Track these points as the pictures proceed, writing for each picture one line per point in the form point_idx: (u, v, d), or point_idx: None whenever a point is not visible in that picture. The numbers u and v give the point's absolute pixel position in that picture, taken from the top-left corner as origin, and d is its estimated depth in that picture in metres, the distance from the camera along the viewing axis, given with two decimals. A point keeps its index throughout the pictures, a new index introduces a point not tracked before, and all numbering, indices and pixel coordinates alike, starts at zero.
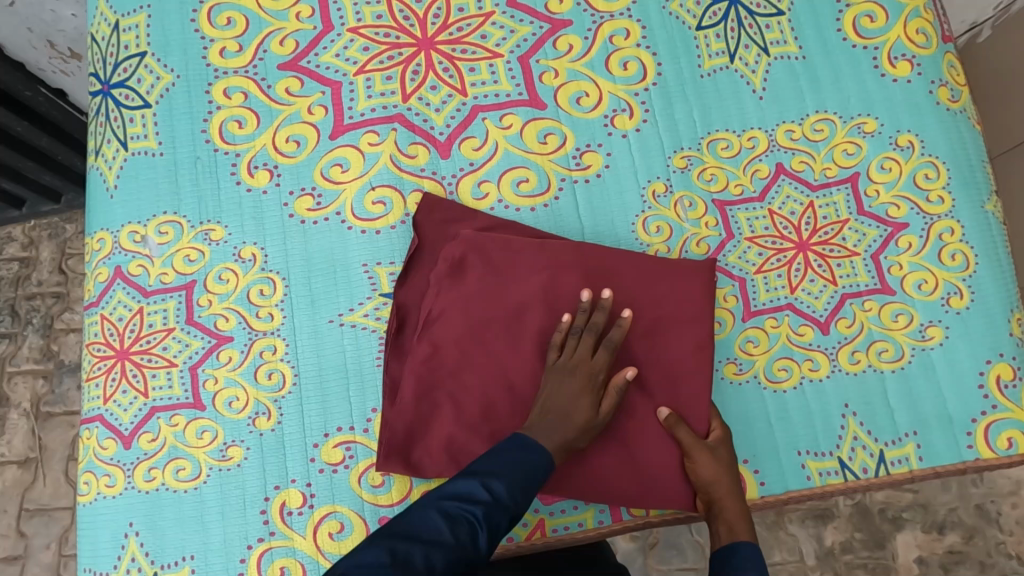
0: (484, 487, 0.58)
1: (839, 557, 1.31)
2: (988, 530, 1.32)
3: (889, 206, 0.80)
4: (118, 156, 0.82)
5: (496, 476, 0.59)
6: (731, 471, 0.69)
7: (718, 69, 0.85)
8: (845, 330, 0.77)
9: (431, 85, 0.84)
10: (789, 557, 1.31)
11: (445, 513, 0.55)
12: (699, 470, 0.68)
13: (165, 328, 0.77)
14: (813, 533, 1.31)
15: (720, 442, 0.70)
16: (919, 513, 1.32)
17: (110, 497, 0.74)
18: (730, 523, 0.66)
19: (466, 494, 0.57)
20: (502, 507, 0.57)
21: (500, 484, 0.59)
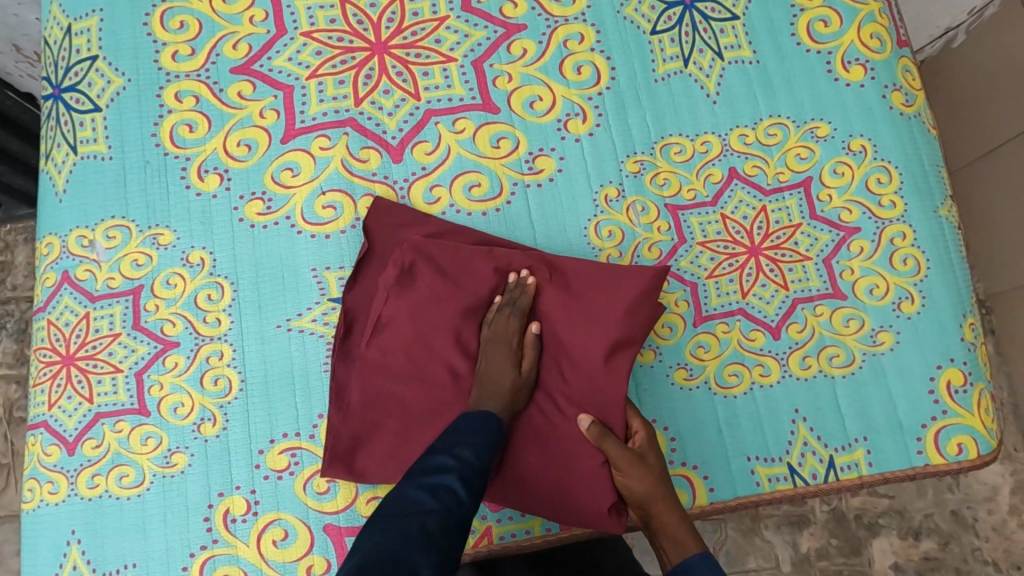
0: (456, 457, 0.61)
1: (814, 564, 1.30)
2: (962, 537, 1.31)
3: (841, 210, 0.79)
4: (68, 160, 0.81)
5: (461, 445, 0.63)
6: (664, 480, 0.68)
7: (672, 73, 0.84)
8: (796, 335, 0.77)
9: (384, 89, 0.84)
10: (765, 564, 1.30)
11: (424, 486, 0.58)
12: (633, 482, 0.67)
13: (111, 333, 0.76)
14: (788, 540, 1.30)
15: (647, 449, 0.69)
16: (895, 519, 1.32)
17: (53, 505, 0.73)
18: (678, 536, 0.65)
19: (438, 468, 0.60)
20: (477, 469, 0.61)
21: (467, 451, 0.62)
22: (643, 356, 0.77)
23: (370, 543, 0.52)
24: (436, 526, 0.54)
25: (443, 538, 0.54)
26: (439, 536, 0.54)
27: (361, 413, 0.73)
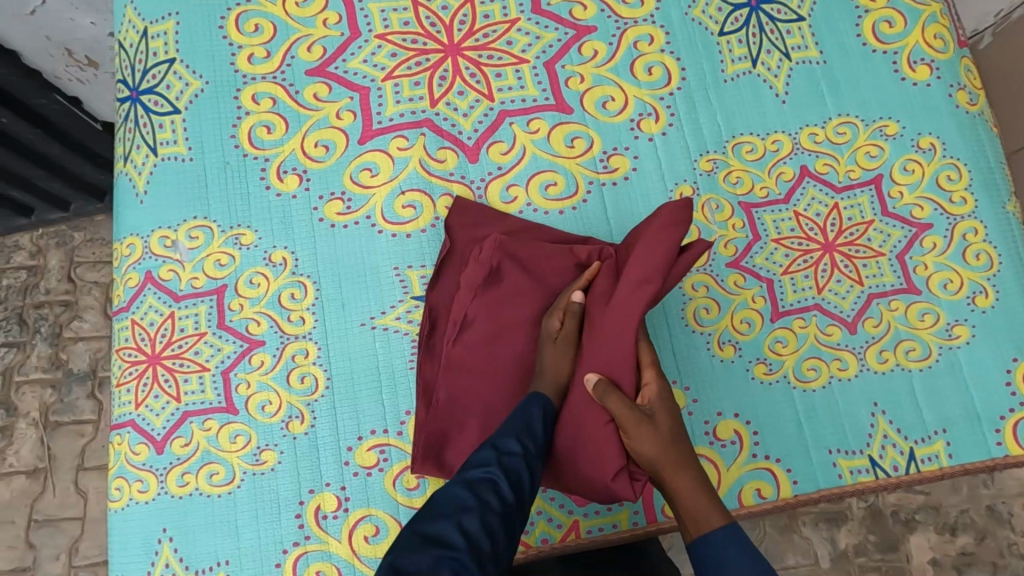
0: (497, 451, 0.62)
1: (853, 560, 1.32)
2: (998, 532, 1.32)
3: (912, 207, 0.81)
4: (148, 162, 0.82)
5: (504, 437, 0.64)
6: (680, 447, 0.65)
7: (741, 73, 0.86)
8: (872, 330, 0.78)
9: (459, 90, 0.85)
10: (804, 560, 1.31)
11: (467, 483, 0.60)
12: (646, 446, 0.65)
13: (196, 332, 0.77)
14: (827, 536, 1.31)
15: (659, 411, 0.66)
16: (931, 515, 1.33)
17: (143, 503, 0.73)
18: (694, 506, 0.63)
19: (480, 462, 0.62)
20: (518, 463, 0.62)
21: (510, 443, 0.63)
22: (723, 351, 0.78)
23: (410, 541, 0.55)
24: (475, 527, 0.56)
25: (482, 539, 0.56)
26: (478, 538, 0.56)
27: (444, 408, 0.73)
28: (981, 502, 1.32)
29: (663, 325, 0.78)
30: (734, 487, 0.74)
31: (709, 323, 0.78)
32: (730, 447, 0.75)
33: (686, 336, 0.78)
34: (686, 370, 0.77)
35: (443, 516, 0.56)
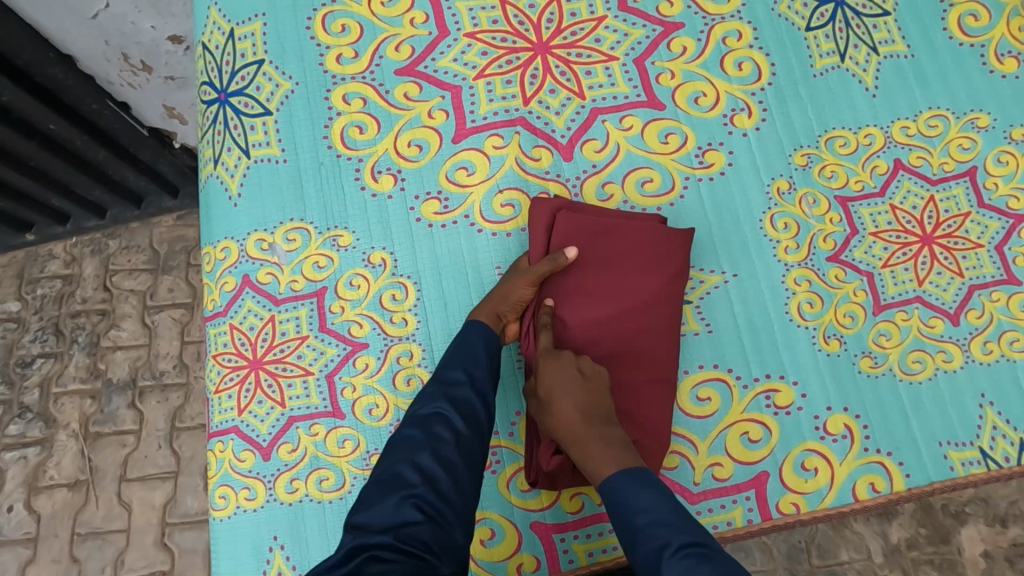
0: (443, 387, 0.65)
1: (906, 554, 1.30)
2: None
3: (1008, 198, 0.81)
4: (240, 164, 0.81)
5: (450, 370, 0.67)
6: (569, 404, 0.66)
7: (830, 68, 0.86)
8: (975, 321, 0.78)
9: (550, 88, 0.84)
10: (856, 556, 1.30)
11: (415, 421, 0.62)
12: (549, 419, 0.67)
13: (298, 336, 0.76)
14: (879, 531, 1.30)
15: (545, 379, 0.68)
16: (981, 507, 1.31)
17: (251, 511, 0.72)
18: (591, 462, 0.63)
19: (430, 401, 0.64)
20: (465, 392, 0.65)
21: (456, 375, 0.67)
22: (829, 345, 0.77)
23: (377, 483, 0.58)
24: (431, 461, 0.58)
25: (442, 470, 0.58)
26: (435, 472, 0.58)
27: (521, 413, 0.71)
28: None
29: (767, 320, 0.78)
30: (846, 482, 0.74)
31: (813, 317, 0.78)
32: (841, 442, 0.75)
33: (789, 331, 0.78)
34: (791, 365, 0.77)
35: (399, 458, 0.59)
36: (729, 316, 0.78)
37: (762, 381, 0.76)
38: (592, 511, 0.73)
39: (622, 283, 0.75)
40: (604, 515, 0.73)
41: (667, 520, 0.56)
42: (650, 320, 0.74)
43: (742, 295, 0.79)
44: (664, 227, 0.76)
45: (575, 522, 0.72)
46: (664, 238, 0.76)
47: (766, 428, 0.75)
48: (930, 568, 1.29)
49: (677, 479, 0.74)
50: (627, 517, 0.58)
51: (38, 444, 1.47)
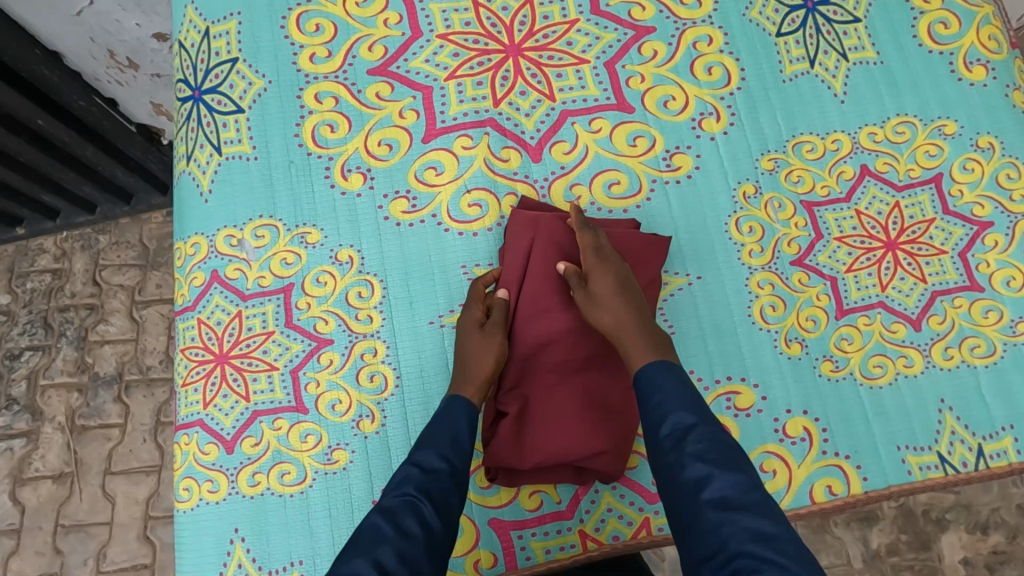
0: (419, 472, 0.61)
1: (885, 560, 1.29)
2: None
3: (973, 205, 0.82)
4: (212, 161, 0.82)
5: (424, 453, 0.63)
6: (618, 294, 0.70)
7: (800, 74, 0.87)
8: (937, 327, 0.79)
9: (520, 90, 0.85)
10: (836, 560, 1.29)
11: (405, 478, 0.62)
12: (596, 307, 0.70)
13: (265, 331, 0.77)
14: (859, 536, 1.29)
15: (601, 269, 0.71)
16: (962, 514, 1.31)
17: (214, 503, 0.73)
18: (632, 351, 0.67)
19: (400, 488, 0.60)
20: (440, 479, 0.62)
21: (433, 460, 0.63)
22: (790, 349, 0.78)
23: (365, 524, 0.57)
24: (392, 561, 0.53)
25: (401, 569, 0.53)
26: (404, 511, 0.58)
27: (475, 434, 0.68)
28: (1012, 500, 1.29)
29: (731, 322, 0.79)
30: (804, 485, 0.74)
31: (775, 321, 0.79)
32: (800, 445, 0.75)
33: (753, 334, 0.78)
34: (753, 367, 0.77)
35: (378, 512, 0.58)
36: (693, 318, 0.79)
37: (724, 383, 0.77)
38: (551, 508, 0.74)
39: None
40: (563, 513, 0.74)
41: (696, 405, 0.61)
42: None
43: (707, 297, 0.80)
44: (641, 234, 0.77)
45: (535, 519, 0.73)
46: (641, 243, 0.77)
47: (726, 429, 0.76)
48: (909, 573, 1.28)
49: (636, 478, 0.75)
50: (657, 402, 0.62)
51: (24, 436, 1.48)
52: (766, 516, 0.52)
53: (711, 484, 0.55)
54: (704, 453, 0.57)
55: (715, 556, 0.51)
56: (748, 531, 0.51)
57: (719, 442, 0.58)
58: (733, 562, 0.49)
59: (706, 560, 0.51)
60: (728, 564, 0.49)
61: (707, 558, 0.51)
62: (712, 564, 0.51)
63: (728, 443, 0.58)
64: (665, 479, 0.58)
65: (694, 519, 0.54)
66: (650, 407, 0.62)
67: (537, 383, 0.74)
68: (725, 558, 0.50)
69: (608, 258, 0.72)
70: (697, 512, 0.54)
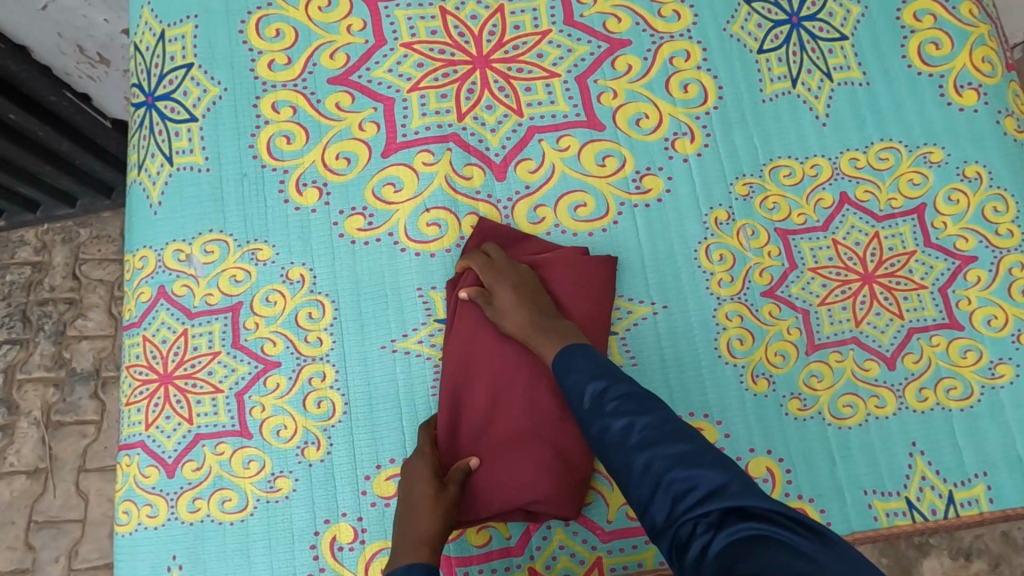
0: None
1: None
2: (1014, 559, 1.22)
3: (956, 238, 0.78)
4: (162, 171, 0.79)
5: None
6: (516, 303, 0.70)
7: (780, 94, 0.83)
8: (912, 366, 0.75)
9: (487, 104, 0.81)
10: None
11: None
12: (502, 319, 0.71)
13: (210, 352, 0.74)
14: None
15: (495, 284, 0.71)
16: (946, 539, 1.23)
17: (152, 529, 0.71)
18: (539, 346, 0.67)
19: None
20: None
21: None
22: (757, 385, 0.75)
23: None
24: None
25: None
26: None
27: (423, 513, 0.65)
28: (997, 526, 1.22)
29: (695, 354, 0.75)
30: None
31: (742, 355, 0.75)
32: (763, 486, 0.72)
33: (718, 368, 0.75)
34: (716, 403, 0.74)
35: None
36: (656, 349, 0.76)
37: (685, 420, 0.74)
38: (500, 544, 0.71)
39: None
40: (512, 549, 0.71)
41: (600, 365, 0.61)
42: None
43: (671, 328, 0.76)
44: (584, 256, 0.75)
45: (482, 555, 0.71)
46: (582, 266, 0.74)
47: None
48: None
49: (589, 516, 0.72)
50: (571, 379, 0.61)
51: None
52: (685, 438, 0.54)
53: (635, 430, 0.55)
54: (621, 405, 0.57)
55: (656, 491, 0.52)
56: (677, 456, 0.52)
57: (629, 392, 0.58)
58: (673, 489, 0.51)
59: (650, 497, 0.52)
60: (671, 492, 0.51)
61: (650, 497, 0.52)
62: (656, 499, 0.52)
63: (638, 390, 0.59)
64: (595, 444, 0.57)
65: (628, 467, 0.54)
66: (567, 385, 0.61)
67: (470, 425, 0.71)
68: (666, 489, 0.51)
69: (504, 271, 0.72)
70: (629, 458, 0.54)
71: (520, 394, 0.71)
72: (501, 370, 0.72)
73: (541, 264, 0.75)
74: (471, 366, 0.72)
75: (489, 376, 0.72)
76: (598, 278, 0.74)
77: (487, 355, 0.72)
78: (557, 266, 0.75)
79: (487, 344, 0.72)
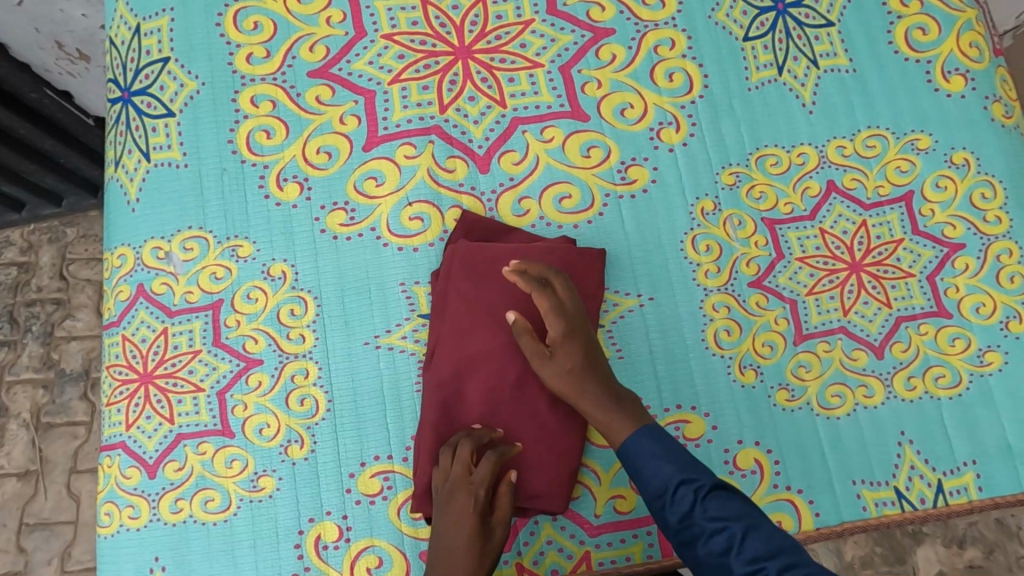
0: None
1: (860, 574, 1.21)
2: (1007, 546, 1.21)
3: (945, 226, 0.77)
4: (140, 167, 0.78)
5: None
6: (577, 371, 0.67)
7: (767, 82, 0.82)
8: (900, 355, 0.75)
9: (469, 96, 0.80)
10: None
11: None
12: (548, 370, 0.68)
13: (191, 350, 0.73)
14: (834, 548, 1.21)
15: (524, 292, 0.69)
16: (939, 528, 1.23)
17: (134, 530, 0.70)
18: (607, 424, 0.66)
19: None
20: None
21: None
22: (745, 375, 0.74)
23: None
24: None
25: None
26: None
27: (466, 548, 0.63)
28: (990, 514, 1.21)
29: (683, 347, 0.75)
30: None
31: (730, 346, 0.75)
32: (751, 478, 0.72)
33: (706, 360, 0.74)
34: (704, 395, 0.74)
35: None
36: (643, 342, 0.75)
37: (673, 412, 0.73)
38: None
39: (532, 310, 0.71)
40: None
41: (685, 460, 0.62)
42: None
43: (658, 320, 0.76)
44: (573, 248, 0.73)
45: None
46: (572, 258, 0.72)
47: None
48: None
49: (578, 510, 0.71)
50: (651, 473, 0.63)
51: None
52: (785, 547, 0.57)
53: (735, 545, 0.58)
54: (717, 516, 0.59)
55: None
56: (780, 564, 0.56)
57: (726, 499, 0.60)
58: None
59: None
60: None
61: None
62: None
63: (731, 498, 0.61)
64: (685, 545, 0.61)
65: (727, 572, 0.58)
66: (646, 481, 0.63)
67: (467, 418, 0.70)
68: None
69: (571, 328, 0.68)
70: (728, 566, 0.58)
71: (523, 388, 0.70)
72: (499, 363, 0.70)
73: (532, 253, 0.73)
74: (469, 359, 0.70)
75: (487, 369, 0.70)
76: (590, 274, 0.73)
77: (484, 346, 0.70)
78: (551, 258, 0.72)
79: (484, 336, 0.71)
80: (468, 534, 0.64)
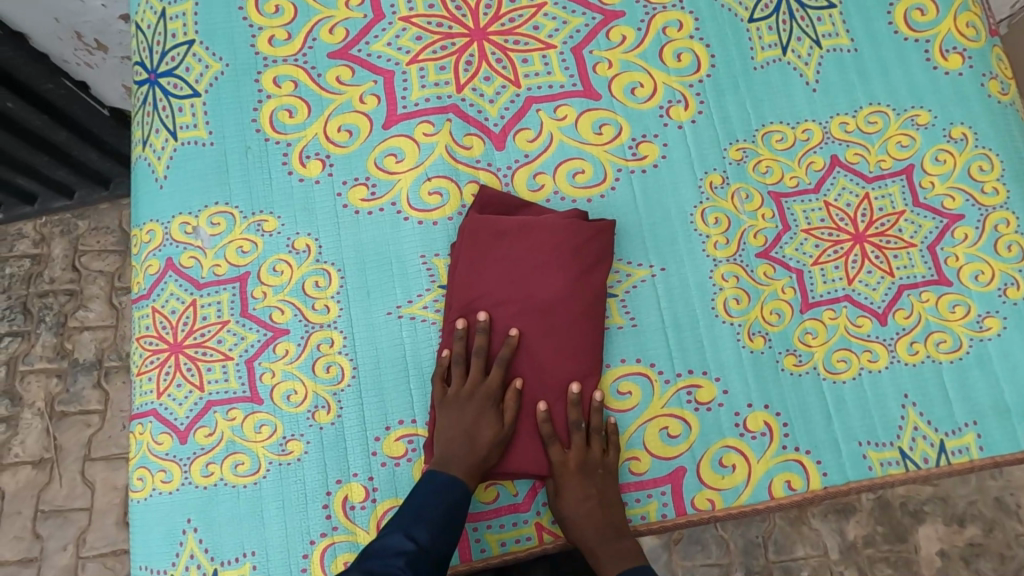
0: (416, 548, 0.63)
1: (861, 551, 1.24)
2: (1005, 523, 1.24)
3: (944, 197, 0.80)
4: (167, 146, 0.81)
5: (392, 536, 0.64)
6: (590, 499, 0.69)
7: (771, 61, 0.85)
8: (902, 321, 0.77)
9: (485, 76, 0.83)
10: (812, 552, 1.24)
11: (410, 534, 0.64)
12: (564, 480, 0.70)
13: (219, 321, 0.76)
14: (836, 527, 1.24)
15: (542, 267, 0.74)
16: (939, 506, 1.25)
17: (167, 493, 0.72)
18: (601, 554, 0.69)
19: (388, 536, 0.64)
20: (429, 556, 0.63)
21: (399, 541, 0.63)
22: (753, 342, 0.77)
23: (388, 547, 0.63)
24: None
25: None
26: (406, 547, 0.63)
27: (467, 444, 0.69)
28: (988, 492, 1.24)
29: (692, 317, 0.78)
30: (763, 479, 0.74)
31: (738, 313, 0.78)
32: (760, 439, 0.75)
33: (715, 328, 0.77)
34: (713, 361, 0.76)
35: (394, 529, 0.65)
36: (655, 312, 0.78)
37: (684, 376, 0.76)
38: (508, 501, 0.73)
39: (543, 274, 0.74)
40: (519, 505, 0.73)
41: None
42: (574, 311, 0.73)
43: (668, 290, 0.78)
44: (580, 222, 0.74)
45: (490, 512, 0.73)
46: (578, 234, 0.74)
47: (686, 423, 0.75)
48: (885, 565, 1.23)
49: None
50: None
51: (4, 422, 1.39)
52: None
53: None
54: None
55: None
56: None
57: None
58: None
59: None
60: None
61: None
62: None
63: None
64: None
65: None
66: None
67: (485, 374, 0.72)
68: None
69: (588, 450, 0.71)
70: None
71: (530, 334, 0.73)
72: (509, 318, 0.73)
73: (541, 224, 0.75)
74: (480, 300, 0.74)
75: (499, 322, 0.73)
76: (597, 244, 0.75)
77: (496, 299, 0.74)
78: (555, 230, 0.74)
79: (494, 289, 0.74)
80: (472, 430, 0.69)
